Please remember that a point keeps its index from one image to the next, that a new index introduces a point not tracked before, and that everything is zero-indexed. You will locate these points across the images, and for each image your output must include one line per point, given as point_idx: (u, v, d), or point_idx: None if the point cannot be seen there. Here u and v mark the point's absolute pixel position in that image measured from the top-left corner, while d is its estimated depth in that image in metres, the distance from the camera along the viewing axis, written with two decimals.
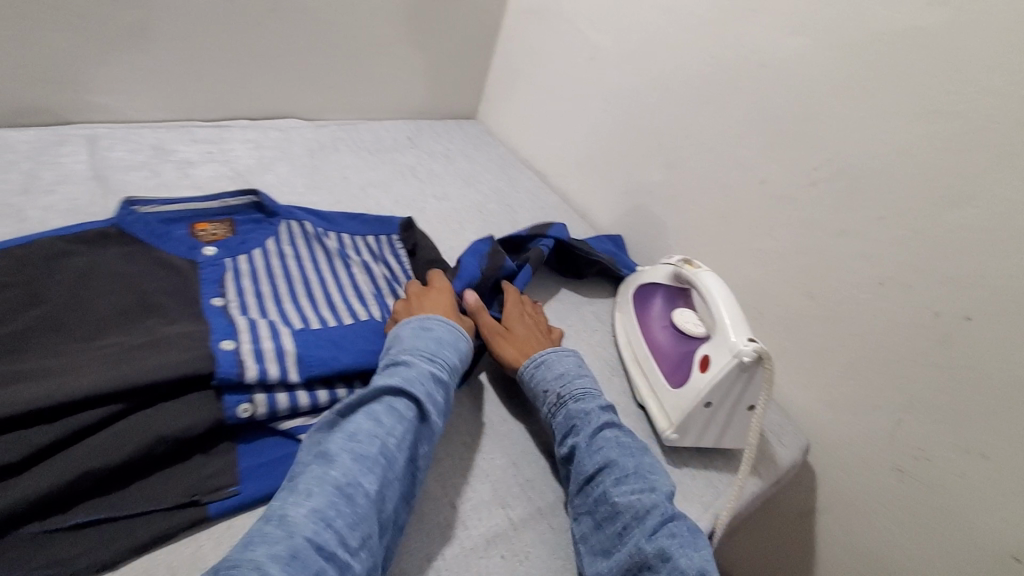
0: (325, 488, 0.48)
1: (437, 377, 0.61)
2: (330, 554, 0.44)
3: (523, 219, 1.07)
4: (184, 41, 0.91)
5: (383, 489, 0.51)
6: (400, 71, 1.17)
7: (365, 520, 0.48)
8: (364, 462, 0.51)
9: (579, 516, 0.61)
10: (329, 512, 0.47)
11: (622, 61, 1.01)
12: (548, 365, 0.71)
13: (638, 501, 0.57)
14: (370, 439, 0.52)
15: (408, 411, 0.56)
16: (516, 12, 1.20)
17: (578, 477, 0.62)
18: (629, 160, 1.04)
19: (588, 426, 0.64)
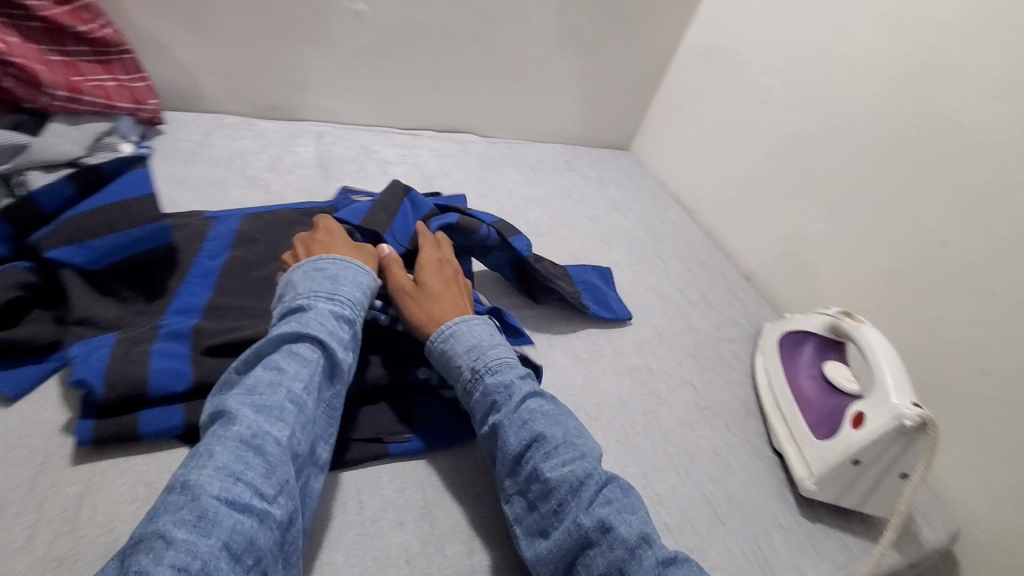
0: (229, 444, 0.44)
1: (346, 319, 0.56)
2: (245, 504, 0.41)
3: (668, 250, 1.10)
4: (400, 61, 1.07)
5: (294, 434, 0.47)
6: (569, 100, 1.26)
7: (280, 467, 0.45)
8: (271, 412, 0.47)
9: (513, 497, 0.54)
10: (239, 465, 0.42)
11: (796, 108, 1.01)
12: (455, 336, 0.59)
13: (571, 474, 0.51)
14: (274, 388, 0.48)
15: (312, 355, 0.52)
16: (687, 54, 1.25)
17: (506, 459, 0.54)
18: (788, 206, 1.03)
19: (508, 399, 0.56)
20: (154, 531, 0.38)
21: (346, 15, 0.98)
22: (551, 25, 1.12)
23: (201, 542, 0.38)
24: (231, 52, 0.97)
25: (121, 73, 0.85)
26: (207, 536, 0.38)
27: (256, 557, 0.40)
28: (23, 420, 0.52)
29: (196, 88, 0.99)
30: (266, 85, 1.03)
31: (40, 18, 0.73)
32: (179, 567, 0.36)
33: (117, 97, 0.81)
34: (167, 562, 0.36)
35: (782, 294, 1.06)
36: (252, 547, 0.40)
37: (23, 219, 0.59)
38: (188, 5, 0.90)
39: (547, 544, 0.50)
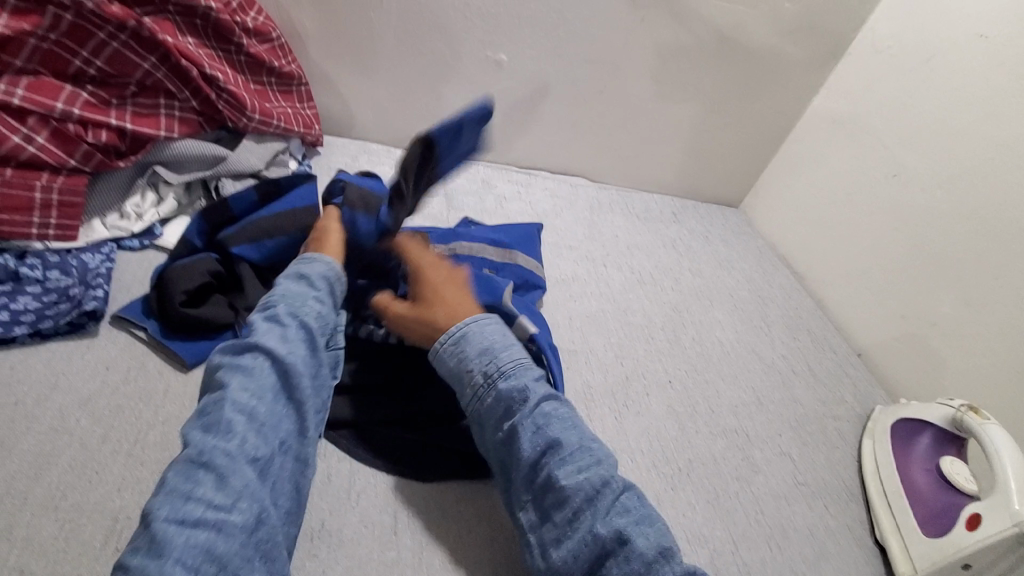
0: (182, 467, 0.48)
1: (296, 326, 0.59)
2: (196, 519, 0.45)
3: (773, 314, 1.07)
4: (528, 106, 1.16)
5: (249, 443, 0.51)
6: (685, 154, 1.29)
7: (230, 478, 0.48)
8: (220, 429, 0.50)
9: (524, 504, 0.56)
10: (188, 485, 0.47)
11: (932, 185, 0.97)
12: (467, 338, 0.61)
13: (586, 483, 0.52)
14: (216, 410, 0.51)
15: (259, 366, 0.55)
16: (813, 119, 1.23)
17: (521, 465, 0.56)
18: (914, 285, 0.97)
19: (524, 403, 0.57)
20: (123, 563, 0.43)
21: (487, 63, 1.08)
22: (676, 83, 1.16)
23: (152, 566, 0.42)
24: (384, 89, 1.10)
25: (297, 101, 0.99)
26: (163, 557, 0.43)
27: (218, 563, 0.45)
28: (196, 387, 0.62)
29: (351, 117, 1.13)
30: (409, 119, 1.15)
31: (248, 53, 0.87)
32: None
33: (295, 123, 0.93)
34: None
35: (898, 376, 1.00)
36: (210, 554, 0.45)
37: (218, 217, 0.71)
38: (358, 48, 1.04)
39: (561, 554, 0.52)
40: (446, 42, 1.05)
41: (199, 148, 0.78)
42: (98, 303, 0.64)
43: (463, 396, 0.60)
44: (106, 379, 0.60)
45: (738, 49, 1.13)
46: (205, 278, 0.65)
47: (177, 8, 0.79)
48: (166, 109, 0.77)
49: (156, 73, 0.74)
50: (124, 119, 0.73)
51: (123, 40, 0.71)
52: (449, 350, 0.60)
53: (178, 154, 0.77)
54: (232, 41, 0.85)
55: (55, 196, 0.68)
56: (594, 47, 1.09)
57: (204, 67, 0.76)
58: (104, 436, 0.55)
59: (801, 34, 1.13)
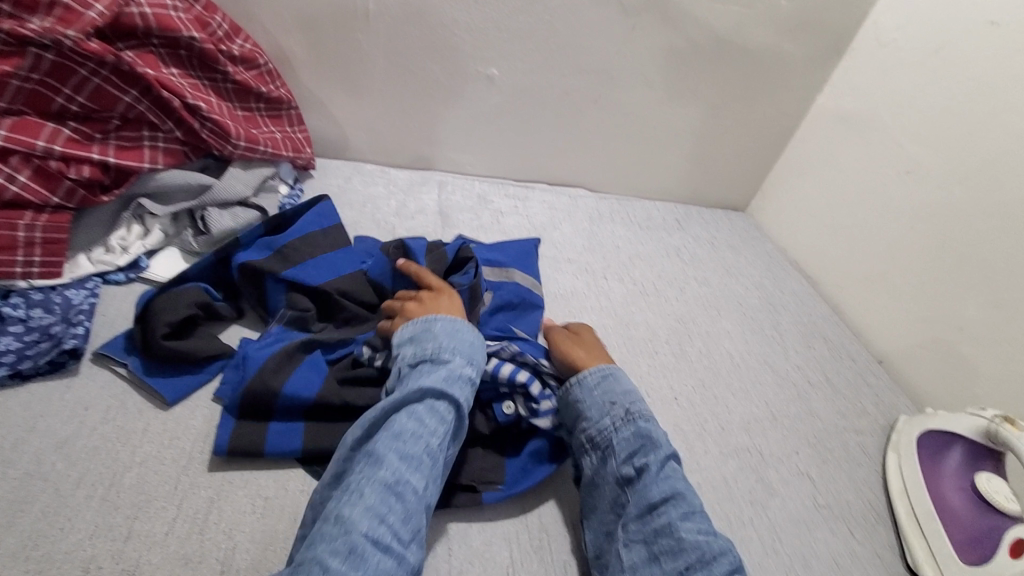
0: (376, 487, 0.50)
1: (475, 383, 0.61)
2: (387, 545, 0.47)
3: (785, 321, 1.02)
4: (522, 119, 1.13)
5: (428, 486, 0.53)
6: (687, 160, 1.25)
7: (414, 514, 0.50)
8: (413, 462, 0.52)
9: (629, 543, 0.54)
10: (383, 509, 0.49)
11: (949, 180, 0.92)
12: (617, 380, 0.66)
13: (706, 543, 0.53)
14: (415, 438, 0.53)
15: (448, 414, 0.57)
16: (820, 117, 1.18)
17: (641, 502, 0.56)
18: (936, 287, 0.92)
19: (658, 453, 0.59)
20: (312, 558, 0.44)
21: (478, 78, 1.07)
22: (674, 89, 1.13)
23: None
24: (375, 110, 1.09)
25: (287, 125, 0.99)
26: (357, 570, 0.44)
27: None
28: (175, 425, 0.60)
29: (343, 139, 1.12)
30: (402, 138, 1.13)
31: (234, 81, 0.87)
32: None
33: (283, 148, 0.93)
34: None
35: (923, 384, 0.94)
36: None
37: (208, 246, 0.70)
38: (346, 70, 1.03)
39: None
40: (436, 59, 1.04)
41: (183, 178, 0.78)
42: (78, 341, 0.63)
43: (591, 422, 0.62)
44: (84, 420, 0.58)
45: (737, 50, 1.10)
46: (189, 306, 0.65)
47: (160, 41, 0.78)
48: (150, 141, 0.76)
49: (138, 105, 0.74)
50: (108, 153, 0.73)
51: (104, 75, 0.71)
52: (598, 381, 0.65)
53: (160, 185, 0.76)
54: (217, 70, 0.85)
55: (39, 234, 0.67)
56: (587, 56, 1.06)
57: (186, 98, 0.76)
58: (79, 481, 0.54)
59: (802, 32, 1.09)
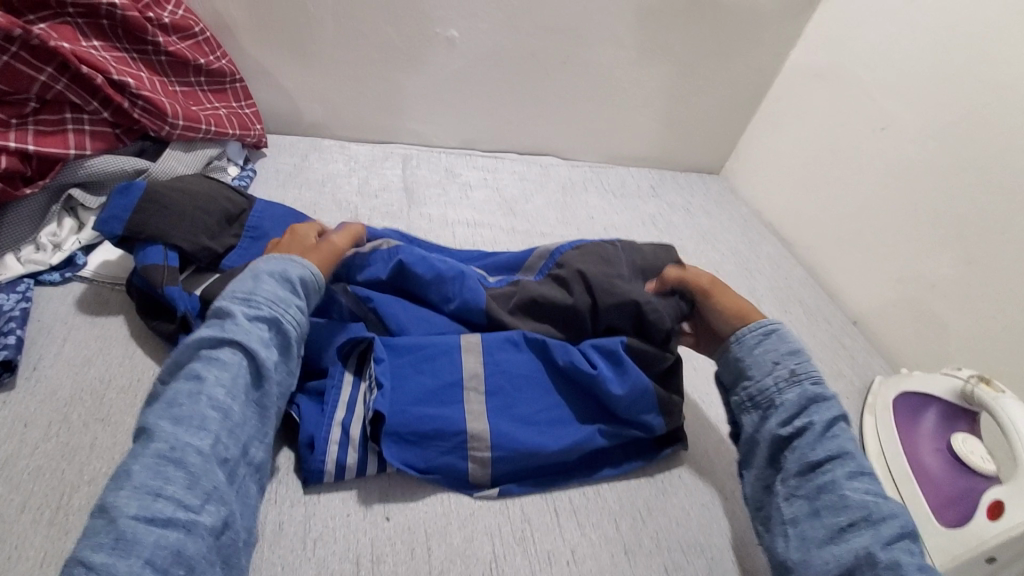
0: (148, 462, 0.44)
1: (266, 315, 0.54)
2: (166, 519, 0.42)
3: (761, 287, 1.01)
4: (487, 84, 1.07)
5: (219, 441, 0.48)
6: (659, 123, 1.21)
7: (203, 477, 0.46)
8: (190, 423, 0.47)
9: (791, 497, 0.57)
10: (157, 482, 0.43)
11: (923, 136, 0.90)
12: (783, 337, 0.64)
13: (875, 503, 0.52)
14: (193, 398, 0.48)
15: (235, 357, 0.51)
16: (794, 74, 1.15)
17: (801, 460, 0.58)
18: (911, 246, 0.91)
19: (825, 411, 0.58)
20: (75, 557, 0.40)
21: (438, 41, 1.00)
22: (645, 47, 1.08)
23: (120, 565, 0.39)
24: (331, 80, 1.01)
25: (233, 100, 0.91)
26: (126, 556, 0.40)
27: (186, 567, 0.42)
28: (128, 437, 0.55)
29: (298, 112, 1.04)
30: (361, 109, 1.06)
31: (168, 52, 0.79)
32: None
33: (228, 125, 0.85)
34: None
35: (897, 343, 0.94)
36: (181, 557, 0.42)
37: (159, 219, 0.66)
38: (295, 36, 0.95)
39: (822, 554, 0.52)
40: (392, 23, 0.96)
41: (126, 206, 0.65)
42: (10, 351, 0.57)
43: (756, 381, 0.64)
44: (23, 440, 0.53)
45: (708, 4, 1.05)
46: (172, 263, 0.64)
47: (76, 9, 0.70)
48: (74, 124, 0.68)
49: (56, 85, 0.65)
50: (26, 140, 0.65)
51: (13, 51, 0.62)
52: (757, 337, 0.65)
53: (107, 226, 0.63)
54: (146, 41, 0.77)
55: None
56: (553, 14, 1.00)
57: (111, 74, 0.68)
58: (23, 506, 0.49)
59: None
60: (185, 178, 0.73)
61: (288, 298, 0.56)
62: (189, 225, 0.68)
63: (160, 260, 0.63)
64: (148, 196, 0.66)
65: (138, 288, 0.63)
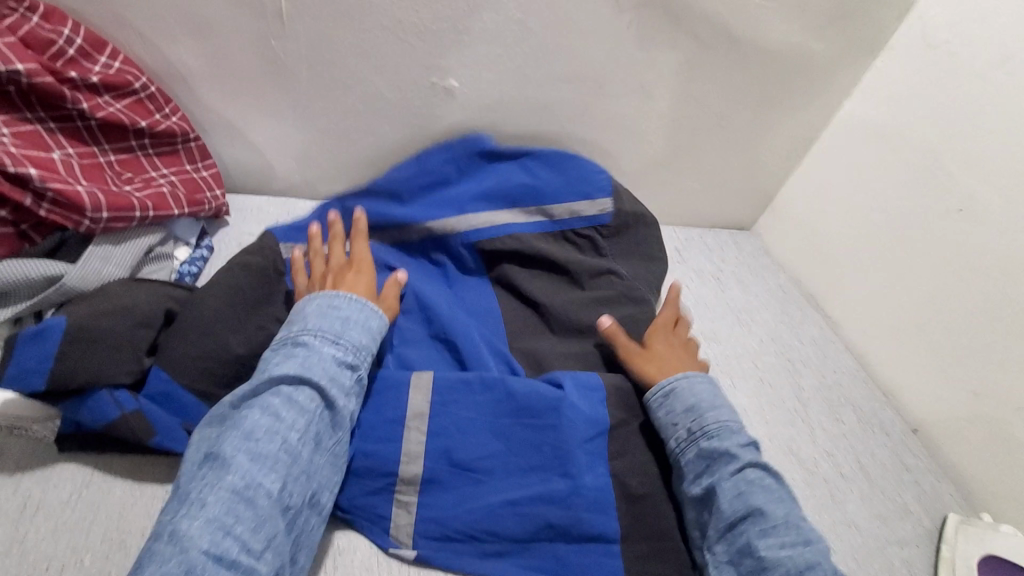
0: (221, 495, 0.50)
1: (350, 362, 0.61)
2: (232, 559, 0.47)
3: (807, 385, 0.87)
4: (491, 138, 0.92)
5: (286, 486, 0.53)
6: (688, 177, 1.06)
7: (268, 519, 0.51)
8: (265, 462, 0.52)
9: (721, 564, 0.58)
10: (229, 519, 0.49)
11: (1012, 225, 0.75)
12: (677, 397, 0.67)
13: (790, 560, 0.54)
14: (271, 436, 0.53)
15: (312, 401, 0.57)
16: (846, 129, 0.99)
17: (717, 524, 0.59)
18: (992, 355, 0.76)
19: (729, 466, 0.61)
20: None
21: (433, 92, 0.85)
22: (675, 97, 0.93)
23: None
24: (307, 133, 0.87)
25: (185, 164, 0.76)
26: None
27: None
28: None
29: (269, 168, 0.90)
30: (345, 163, 0.92)
31: (95, 118, 0.65)
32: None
33: (174, 201, 0.70)
34: None
35: (970, 466, 0.80)
36: None
37: (89, 359, 0.53)
38: (265, 85, 0.80)
39: None
40: (379, 72, 0.81)
41: (44, 356, 0.52)
42: None
43: (667, 447, 0.66)
44: None
45: (756, 51, 0.89)
46: (130, 409, 0.54)
47: None
48: None
49: None
50: None
51: None
52: (659, 401, 0.67)
53: (23, 385, 0.51)
54: (67, 108, 0.64)
55: None
56: (569, 63, 0.84)
57: (5, 164, 0.54)
58: None
59: (834, 27, 0.87)
60: (108, 288, 0.58)
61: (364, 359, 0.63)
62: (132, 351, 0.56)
63: (116, 414, 0.53)
64: (74, 334, 0.53)
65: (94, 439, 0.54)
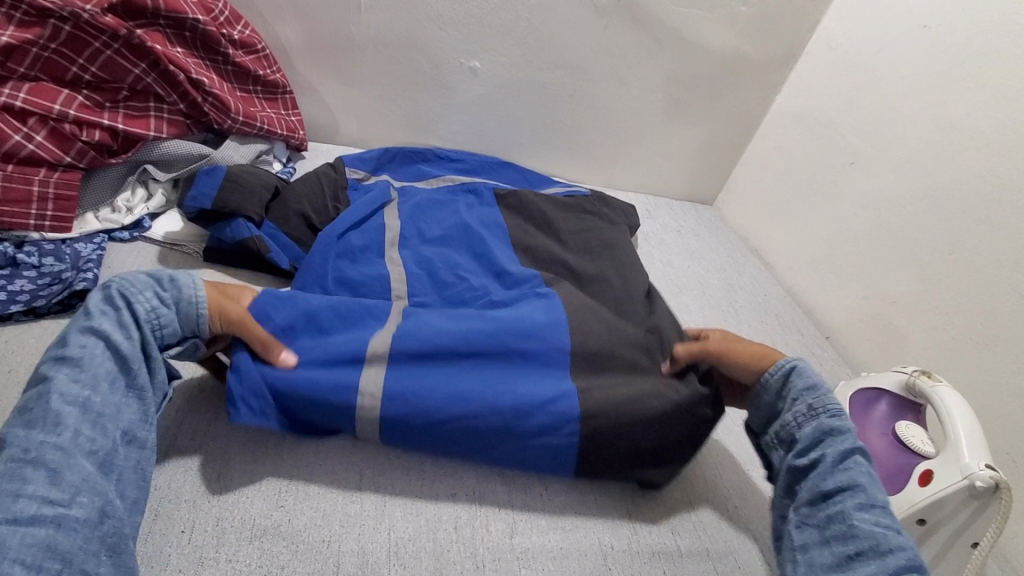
0: (2, 468, 0.48)
1: (128, 307, 0.58)
2: (35, 516, 0.46)
3: (740, 300, 1.11)
4: (502, 109, 1.22)
5: (78, 437, 0.51)
6: (656, 154, 1.34)
7: (64, 474, 0.49)
8: (44, 425, 0.50)
9: (803, 525, 0.60)
10: (15, 484, 0.47)
11: (885, 168, 1.01)
12: (805, 374, 0.67)
13: (883, 534, 0.55)
14: (40, 405, 0.51)
15: (84, 353, 0.55)
16: (778, 118, 1.28)
17: (813, 491, 0.61)
18: (875, 266, 1.01)
19: (839, 446, 0.61)
20: None
21: (462, 70, 1.15)
22: (645, 85, 1.22)
23: None
24: (366, 98, 1.17)
25: (282, 108, 1.06)
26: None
27: (61, 560, 0.46)
28: None
29: (334, 124, 1.20)
30: (391, 123, 1.22)
31: (234, 63, 0.94)
32: None
33: (278, 126, 0.99)
34: None
35: (865, 356, 1.03)
36: (52, 551, 0.46)
37: (237, 194, 0.80)
38: (340, 57, 1.11)
39: None
40: (423, 52, 1.12)
41: (213, 185, 0.79)
42: (88, 283, 0.69)
43: (781, 417, 0.67)
44: None
45: (703, 52, 1.19)
46: (256, 233, 0.79)
47: (167, 22, 0.85)
48: (156, 112, 0.82)
49: (146, 78, 0.80)
50: (117, 121, 0.78)
51: (116, 48, 0.76)
52: (778, 374, 0.68)
53: (197, 204, 0.78)
54: (219, 52, 0.92)
55: (52, 190, 0.73)
56: (562, 52, 1.15)
57: (191, 73, 0.82)
58: None
59: (759, 37, 1.18)
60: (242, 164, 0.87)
61: (164, 309, 0.59)
62: (258, 200, 0.82)
63: (248, 234, 0.79)
64: (230, 179, 0.81)
65: (228, 251, 0.80)
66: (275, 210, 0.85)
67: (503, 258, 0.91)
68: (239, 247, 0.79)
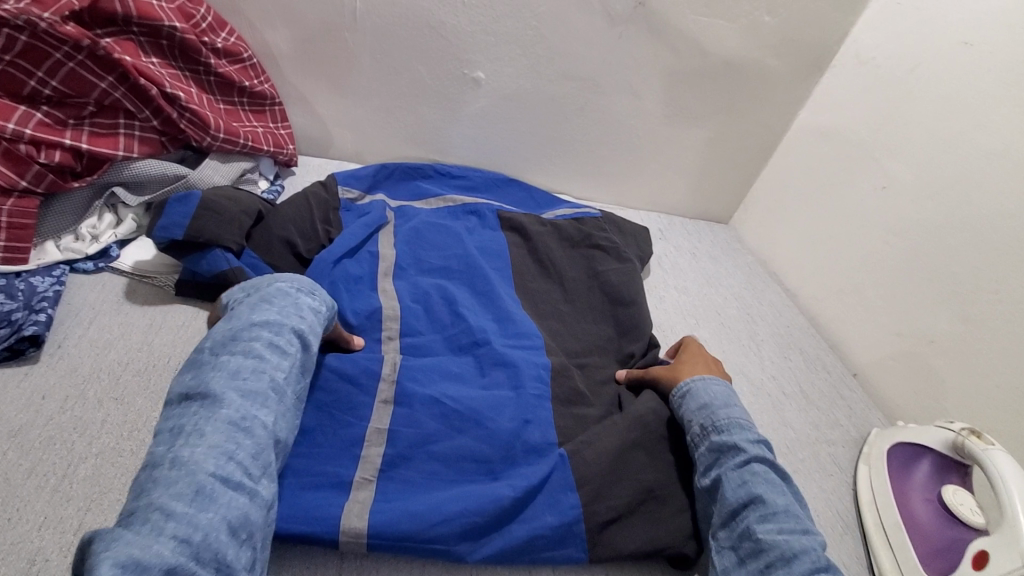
0: (218, 426, 0.51)
1: (322, 315, 0.66)
2: (237, 482, 0.49)
3: (762, 332, 1.03)
4: (507, 122, 1.14)
5: (276, 423, 0.55)
6: (670, 169, 1.26)
7: (263, 451, 0.53)
8: (255, 398, 0.54)
9: (722, 549, 0.60)
10: (230, 446, 0.50)
11: (922, 195, 0.93)
12: (696, 397, 0.71)
13: (787, 542, 0.55)
14: (256, 375, 0.55)
15: (291, 344, 0.60)
16: (801, 134, 1.19)
17: (722, 510, 0.62)
18: (909, 299, 0.93)
19: (737, 459, 0.63)
20: (153, 504, 0.44)
21: (465, 81, 1.07)
22: (660, 99, 1.14)
23: None
24: (361, 110, 1.09)
25: (270, 121, 0.98)
26: (206, 511, 0.45)
27: (247, 533, 0.48)
28: (138, 416, 0.59)
29: (328, 136, 1.13)
30: (388, 137, 1.14)
31: (217, 73, 0.86)
32: (181, 537, 0.43)
33: (264, 141, 0.92)
34: (169, 533, 0.43)
35: (897, 396, 0.95)
36: (245, 522, 0.48)
37: (214, 221, 0.72)
38: (334, 66, 1.03)
39: None
40: (423, 61, 1.04)
41: (185, 213, 0.72)
42: (39, 327, 0.61)
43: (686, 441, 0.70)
44: (40, 410, 0.57)
45: (722, 63, 1.10)
46: (235, 264, 0.72)
47: (141, 29, 0.77)
48: (126, 129, 0.74)
49: (115, 92, 0.72)
50: (81, 139, 0.70)
51: (80, 60, 0.69)
52: (679, 401, 0.72)
53: (167, 233, 0.70)
54: (199, 62, 0.84)
55: (5, 218, 0.65)
56: (572, 63, 1.07)
57: (165, 87, 0.74)
58: (31, 470, 0.52)
59: (784, 48, 1.10)
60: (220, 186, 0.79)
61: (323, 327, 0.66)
62: (237, 227, 0.74)
63: (226, 266, 0.71)
64: (204, 206, 0.73)
65: (203, 285, 0.72)
66: (256, 237, 0.77)
67: (506, 301, 0.85)
68: (217, 281, 0.71)
